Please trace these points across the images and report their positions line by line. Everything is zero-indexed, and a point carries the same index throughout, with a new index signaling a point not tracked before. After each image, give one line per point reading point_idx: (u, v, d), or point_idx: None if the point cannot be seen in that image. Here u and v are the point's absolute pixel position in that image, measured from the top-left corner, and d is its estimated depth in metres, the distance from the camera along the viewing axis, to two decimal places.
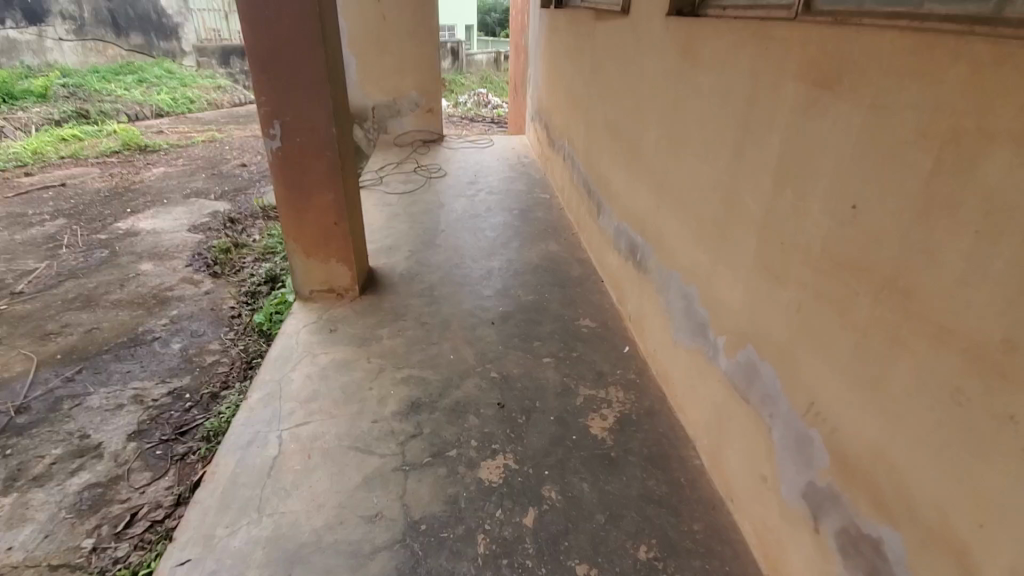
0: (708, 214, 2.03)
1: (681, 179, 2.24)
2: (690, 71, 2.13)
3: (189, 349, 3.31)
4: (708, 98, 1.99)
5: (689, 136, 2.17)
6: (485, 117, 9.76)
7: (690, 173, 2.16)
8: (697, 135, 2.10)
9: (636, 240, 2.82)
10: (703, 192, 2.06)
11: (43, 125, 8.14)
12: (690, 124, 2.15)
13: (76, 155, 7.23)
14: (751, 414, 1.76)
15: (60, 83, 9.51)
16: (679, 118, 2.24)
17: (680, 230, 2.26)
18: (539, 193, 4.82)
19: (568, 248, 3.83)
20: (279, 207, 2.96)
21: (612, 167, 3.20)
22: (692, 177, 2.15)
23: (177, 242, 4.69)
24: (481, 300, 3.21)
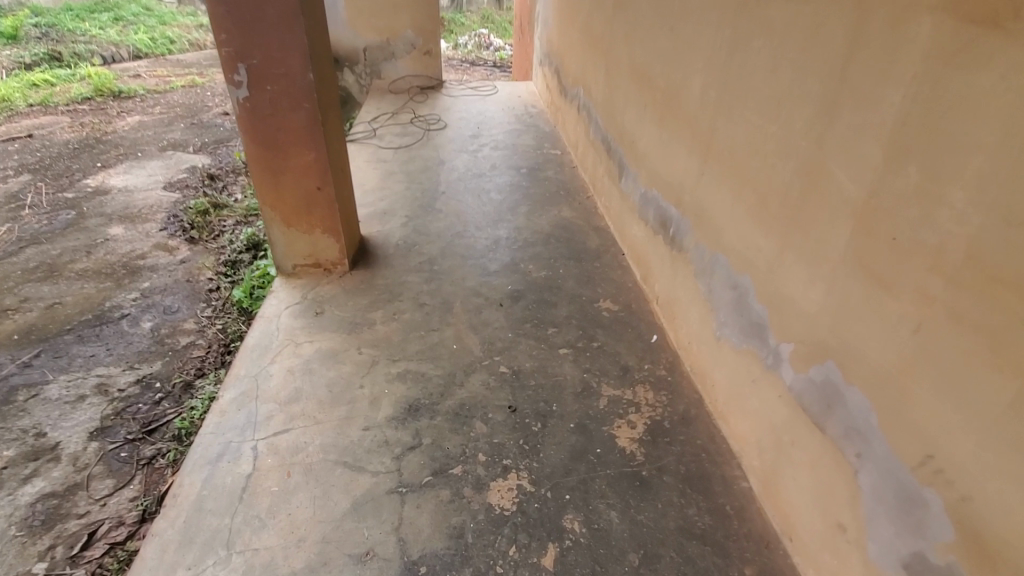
0: (773, 189, 1.63)
1: (736, 142, 1.82)
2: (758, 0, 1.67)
3: (161, 329, 2.96)
4: (783, 36, 1.54)
5: (750, 87, 1.73)
6: (488, 60, 9.04)
7: (751, 134, 1.73)
8: (763, 86, 1.66)
9: (669, 211, 2.41)
10: (767, 161, 1.65)
11: (11, 69, 7.52)
12: (754, 71, 1.71)
13: (45, 102, 6.66)
14: (826, 448, 1.42)
15: (29, 21, 8.77)
16: (738, 62, 1.79)
17: (732, 205, 1.86)
18: (549, 149, 4.34)
19: (584, 214, 3.41)
20: (250, 167, 2.53)
21: (639, 122, 2.74)
22: (753, 140, 1.73)
23: (151, 203, 4.26)
24: (487, 277, 2.83)
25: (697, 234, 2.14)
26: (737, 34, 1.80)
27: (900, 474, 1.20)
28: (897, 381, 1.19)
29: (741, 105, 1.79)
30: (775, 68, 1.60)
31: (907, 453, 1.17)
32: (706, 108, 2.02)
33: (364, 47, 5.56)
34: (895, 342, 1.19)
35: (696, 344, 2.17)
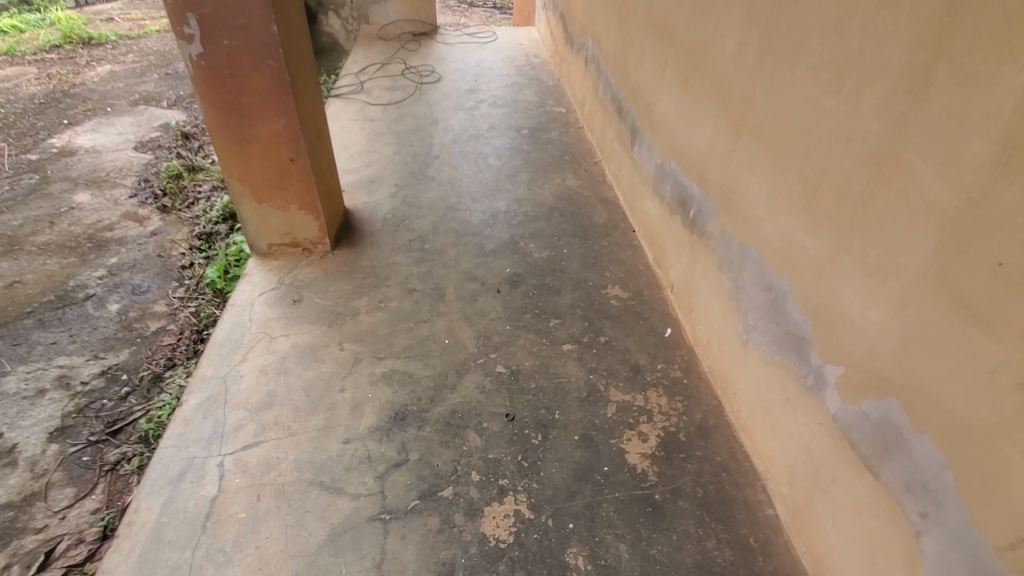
0: (826, 179, 1.36)
1: (782, 115, 1.52)
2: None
3: (129, 313, 2.73)
4: None
5: (805, 47, 1.41)
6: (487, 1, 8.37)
7: (802, 107, 1.43)
8: (823, 47, 1.35)
9: (690, 189, 2.12)
10: (821, 144, 1.37)
11: None
12: (811, 28, 1.39)
13: (10, 49, 6.17)
14: (880, 497, 1.21)
15: None
16: (790, 15, 1.47)
17: (770, 192, 1.59)
18: (553, 106, 3.96)
19: (591, 184, 3.10)
20: (211, 134, 2.21)
21: (657, 82, 2.40)
22: (804, 114, 1.43)
23: (121, 166, 3.93)
24: (483, 258, 2.56)
25: (724, 220, 1.87)
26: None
27: (983, 551, 0.98)
28: (989, 439, 0.96)
29: (791, 69, 1.47)
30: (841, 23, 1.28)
31: (995, 527, 0.96)
32: (744, 70, 1.70)
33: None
34: (991, 391, 0.95)
35: (717, 344, 1.94)
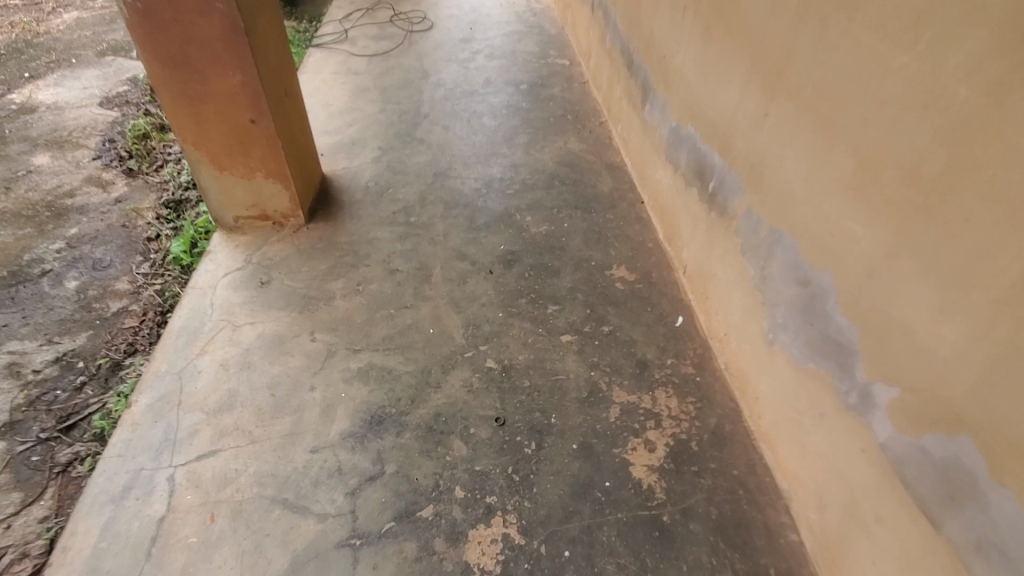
0: (886, 156, 1.09)
1: (832, 73, 1.23)
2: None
3: (88, 291, 2.49)
4: None
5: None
6: None
7: (861, 64, 1.14)
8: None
9: (710, 159, 1.83)
10: (882, 111, 1.09)
11: None
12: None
13: None
14: (939, 552, 1.00)
15: None
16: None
17: (810, 168, 1.32)
18: (555, 58, 3.58)
19: (596, 148, 2.79)
20: (156, 91, 1.91)
21: (674, 31, 2.06)
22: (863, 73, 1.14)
23: (85, 124, 3.62)
24: (474, 233, 2.29)
25: (750, 197, 1.60)
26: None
27: None
28: None
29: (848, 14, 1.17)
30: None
31: None
32: (784, 16, 1.39)
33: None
34: None
35: (737, 339, 1.70)
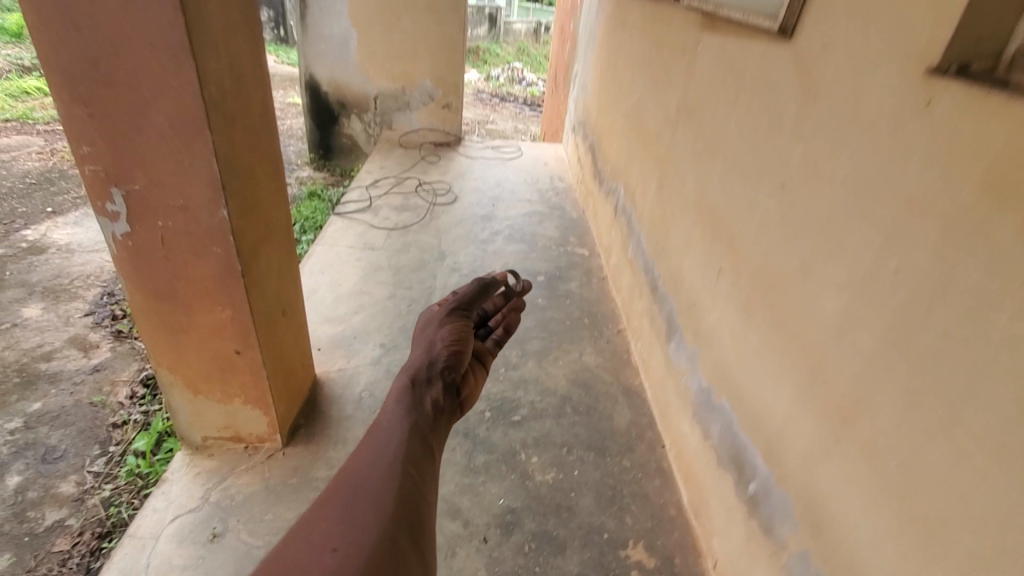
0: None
1: (929, 460, 0.98)
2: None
3: (28, 491, 2.05)
4: None
5: (1003, 361, 0.84)
6: (514, 104, 8.97)
7: (978, 467, 0.88)
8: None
9: (751, 456, 1.56)
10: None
11: (8, 70, 6.60)
12: (1014, 335, 0.83)
13: (31, 108, 5.79)
14: None
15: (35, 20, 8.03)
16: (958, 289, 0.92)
17: None
18: (575, 245, 3.48)
19: (613, 363, 2.57)
20: (122, 278, 1.52)
21: (707, 285, 1.86)
22: (978, 480, 0.88)
23: (87, 271, 3.34)
24: (472, 476, 1.98)
25: (810, 542, 1.29)
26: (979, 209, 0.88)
27: None
28: None
29: (956, 388, 0.92)
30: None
31: None
32: (856, 349, 1.15)
33: (376, 94, 4.79)
34: None
35: None
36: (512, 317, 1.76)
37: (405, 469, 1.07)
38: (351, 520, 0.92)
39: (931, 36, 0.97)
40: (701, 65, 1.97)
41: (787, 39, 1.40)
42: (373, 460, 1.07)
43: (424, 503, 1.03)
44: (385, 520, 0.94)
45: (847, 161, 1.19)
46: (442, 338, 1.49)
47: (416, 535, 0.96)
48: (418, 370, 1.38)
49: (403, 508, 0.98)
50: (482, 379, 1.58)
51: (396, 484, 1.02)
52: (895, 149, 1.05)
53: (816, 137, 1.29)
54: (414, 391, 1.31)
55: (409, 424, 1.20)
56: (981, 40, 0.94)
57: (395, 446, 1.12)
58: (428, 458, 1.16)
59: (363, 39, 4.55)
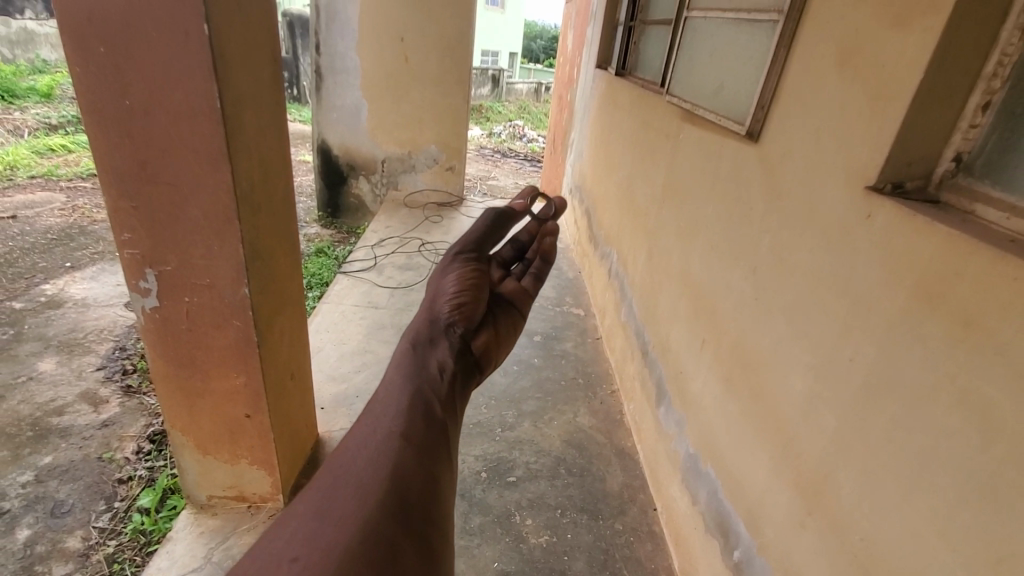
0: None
1: (884, 533, 1.05)
2: (951, 284, 0.93)
3: (36, 545, 2.10)
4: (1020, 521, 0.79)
5: (940, 448, 0.94)
6: (515, 163, 9.42)
7: (931, 545, 0.95)
8: (972, 466, 0.88)
9: (735, 523, 1.62)
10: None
11: (38, 130, 6.99)
12: (946, 423, 0.93)
13: (57, 166, 6.10)
14: None
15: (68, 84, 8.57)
16: (901, 379, 1.03)
17: None
18: (571, 306, 3.65)
19: (606, 424, 2.65)
20: (148, 345, 1.66)
21: (691, 355, 1.98)
22: (926, 555, 0.95)
23: (102, 326, 3.48)
24: (467, 538, 2.02)
25: None
26: (913, 310, 1.01)
27: None
28: None
29: (903, 468, 1.01)
30: (1010, 431, 0.82)
31: None
32: (821, 427, 1.25)
33: (383, 157, 5.08)
34: None
35: None
36: (547, 244, 1.74)
37: (400, 441, 1.01)
38: (325, 517, 0.85)
39: (868, 158, 1.14)
40: (681, 155, 2.20)
41: (754, 141, 1.61)
42: (362, 442, 1.01)
43: (429, 474, 0.98)
44: (366, 510, 0.86)
45: (807, 257, 1.33)
46: (446, 293, 1.45)
47: (419, 517, 0.90)
48: (421, 333, 1.35)
49: (394, 490, 0.91)
50: (503, 326, 1.55)
51: (387, 464, 0.95)
52: (845, 251, 1.20)
53: (781, 232, 1.45)
54: (417, 353, 1.28)
55: (411, 387, 1.16)
56: (910, 164, 1.10)
57: (392, 417, 1.07)
58: (435, 419, 1.11)
59: (373, 109, 4.88)
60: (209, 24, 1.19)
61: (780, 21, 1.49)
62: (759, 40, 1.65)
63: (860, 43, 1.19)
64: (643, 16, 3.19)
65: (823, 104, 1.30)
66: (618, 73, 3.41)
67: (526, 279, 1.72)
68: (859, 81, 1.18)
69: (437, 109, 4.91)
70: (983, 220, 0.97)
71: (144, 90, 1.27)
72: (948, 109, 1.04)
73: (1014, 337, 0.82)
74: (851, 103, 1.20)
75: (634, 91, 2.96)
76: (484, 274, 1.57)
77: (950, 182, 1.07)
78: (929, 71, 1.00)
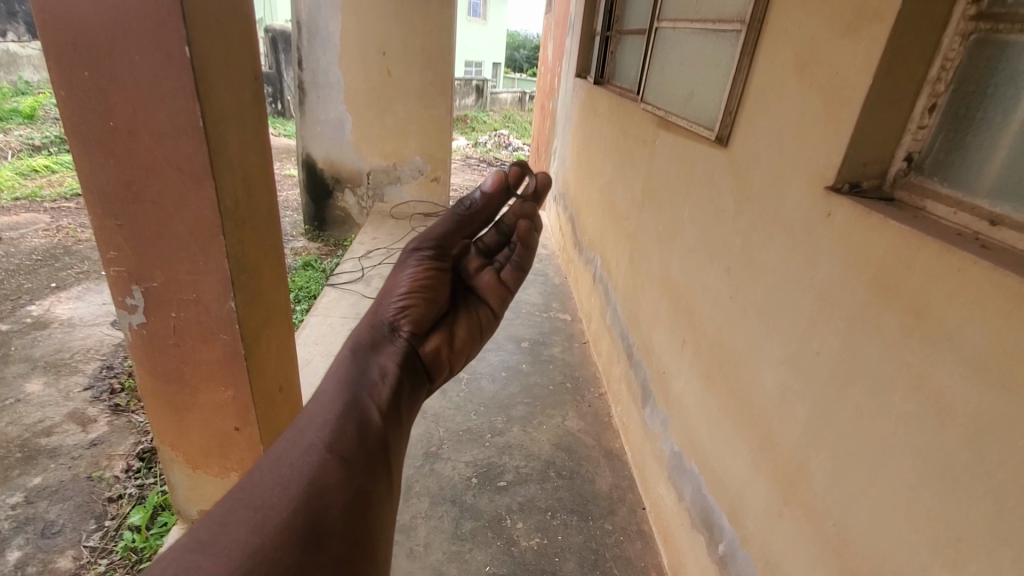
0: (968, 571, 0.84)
1: (854, 518, 1.09)
2: (904, 277, 0.98)
3: (27, 566, 2.09)
4: (975, 500, 0.84)
5: (901, 433, 0.98)
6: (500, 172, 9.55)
7: (895, 527, 0.99)
8: (928, 449, 0.92)
9: (718, 517, 1.66)
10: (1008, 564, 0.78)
11: (21, 151, 6.95)
12: (905, 409, 0.97)
13: (40, 187, 6.06)
14: None
15: (51, 104, 8.55)
16: (863, 370, 1.08)
17: None
18: (558, 311, 3.70)
19: (595, 427, 2.69)
20: (136, 360, 1.69)
21: (673, 355, 2.02)
22: (893, 538, 0.99)
23: (89, 345, 3.47)
24: (459, 543, 2.04)
25: None
26: (871, 303, 1.06)
27: None
28: None
29: (868, 454, 1.06)
30: (962, 413, 0.86)
31: None
32: (793, 419, 1.30)
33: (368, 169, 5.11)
34: None
35: None
36: (522, 227, 1.44)
37: (325, 454, 0.86)
38: (206, 546, 0.69)
39: (826, 160, 1.19)
40: (657, 160, 2.26)
41: (723, 146, 1.67)
42: (280, 454, 0.86)
43: (358, 493, 0.85)
44: (263, 536, 0.71)
45: (775, 256, 1.39)
46: (396, 292, 1.31)
47: (338, 544, 0.77)
48: (362, 336, 1.21)
49: (308, 511, 0.77)
50: (460, 330, 1.40)
51: (303, 481, 0.81)
52: (809, 249, 1.25)
53: (751, 232, 1.50)
54: (356, 360, 1.13)
55: (349, 391, 1.03)
56: (866, 164, 1.15)
57: (321, 425, 0.92)
58: (373, 429, 0.97)
59: (357, 122, 4.91)
60: (191, 47, 1.24)
61: (742, 31, 1.56)
62: (725, 49, 1.72)
63: (816, 52, 1.25)
64: (619, 26, 3.26)
65: (784, 110, 1.36)
66: (596, 82, 3.49)
67: (505, 272, 1.49)
68: (816, 88, 1.24)
69: (421, 121, 4.96)
70: (933, 215, 1.02)
71: (127, 110, 1.31)
72: (898, 112, 1.10)
73: (962, 325, 0.87)
74: (810, 108, 1.26)
75: (611, 99, 3.04)
76: (446, 272, 1.40)
77: (903, 180, 1.12)
78: (877, 77, 1.06)
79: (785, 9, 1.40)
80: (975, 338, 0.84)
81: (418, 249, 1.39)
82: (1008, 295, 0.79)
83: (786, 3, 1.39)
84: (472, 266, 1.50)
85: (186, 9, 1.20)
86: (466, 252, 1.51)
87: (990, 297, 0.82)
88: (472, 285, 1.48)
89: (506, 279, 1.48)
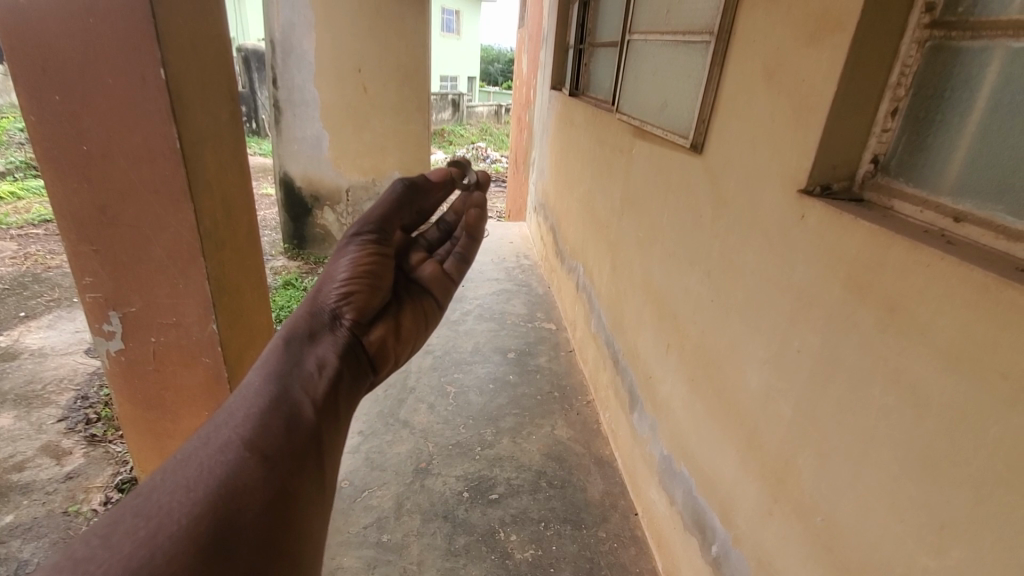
0: (954, 561, 0.86)
1: (842, 512, 1.11)
2: (877, 275, 1.02)
3: None
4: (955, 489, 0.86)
5: (881, 427, 1.01)
6: None
7: (881, 518, 1.01)
8: (908, 441, 0.95)
9: (711, 518, 1.67)
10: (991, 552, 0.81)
11: None
12: (884, 403, 1.00)
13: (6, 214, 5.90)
14: None
15: (17, 129, 8.37)
16: (843, 367, 1.11)
17: None
18: (543, 321, 3.72)
19: (584, 435, 2.70)
20: (117, 388, 1.66)
21: (658, 359, 2.05)
22: (880, 530, 1.02)
23: (61, 375, 3.38)
24: (453, 560, 2.02)
25: None
26: (848, 301, 1.09)
27: None
28: None
29: (852, 449, 1.08)
30: (938, 404, 0.89)
31: None
32: (779, 418, 1.32)
33: (347, 185, 5.09)
34: None
35: None
36: (473, 216, 1.42)
37: (243, 450, 0.84)
38: (83, 561, 0.65)
39: (798, 165, 1.23)
40: (635, 168, 2.30)
41: (698, 153, 1.71)
42: (188, 453, 0.83)
43: (277, 493, 0.83)
44: (154, 547, 0.68)
45: (753, 259, 1.42)
46: (336, 279, 1.18)
47: (250, 551, 0.75)
48: (298, 326, 1.12)
49: (216, 515, 0.75)
50: (406, 319, 1.32)
51: (212, 483, 0.78)
52: (785, 252, 1.29)
53: (729, 237, 1.54)
54: (286, 355, 1.06)
55: (276, 386, 0.98)
56: (836, 168, 1.20)
57: (243, 419, 0.90)
58: (303, 425, 0.95)
59: (334, 139, 4.90)
60: (166, 69, 1.24)
61: (712, 41, 1.61)
62: (696, 60, 1.77)
63: (783, 61, 1.30)
64: (591, 38, 3.33)
65: (755, 117, 1.41)
66: (571, 93, 3.54)
67: (447, 263, 1.46)
68: (785, 95, 1.28)
69: (400, 136, 4.97)
70: (901, 215, 1.06)
71: (100, 133, 1.29)
72: (862, 116, 1.14)
73: (932, 320, 0.90)
74: (779, 114, 1.30)
75: (587, 109, 3.08)
76: (391, 256, 1.28)
77: (870, 181, 1.17)
78: (842, 83, 1.10)
79: (751, 20, 1.45)
80: (947, 331, 0.87)
81: (360, 232, 1.24)
82: (976, 289, 0.82)
83: (751, 15, 1.45)
84: (415, 258, 1.42)
85: (160, 32, 1.20)
86: (408, 243, 1.44)
87: (958, 291, 0.85)
88: (415, 276, 1.40)
89: (450, 271, 1.44)
